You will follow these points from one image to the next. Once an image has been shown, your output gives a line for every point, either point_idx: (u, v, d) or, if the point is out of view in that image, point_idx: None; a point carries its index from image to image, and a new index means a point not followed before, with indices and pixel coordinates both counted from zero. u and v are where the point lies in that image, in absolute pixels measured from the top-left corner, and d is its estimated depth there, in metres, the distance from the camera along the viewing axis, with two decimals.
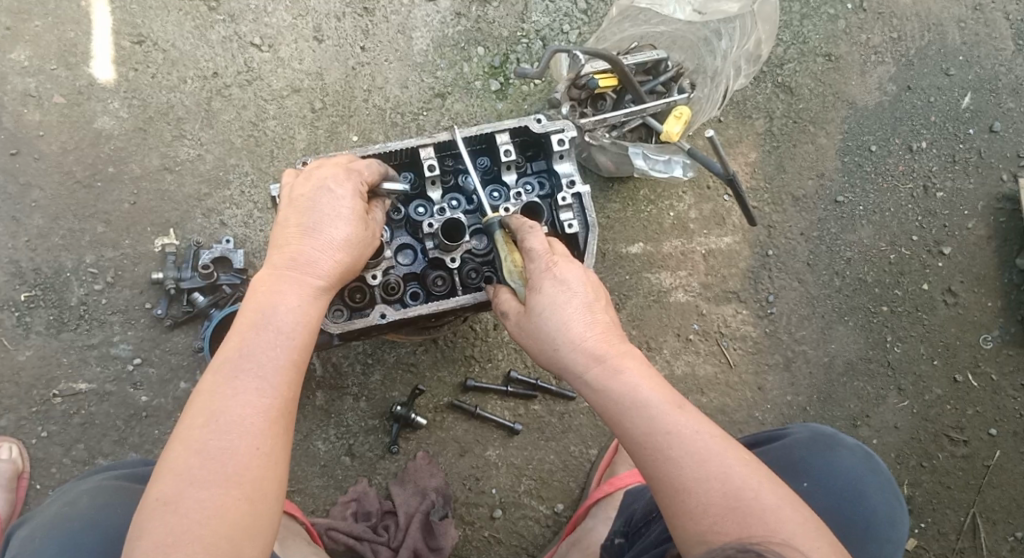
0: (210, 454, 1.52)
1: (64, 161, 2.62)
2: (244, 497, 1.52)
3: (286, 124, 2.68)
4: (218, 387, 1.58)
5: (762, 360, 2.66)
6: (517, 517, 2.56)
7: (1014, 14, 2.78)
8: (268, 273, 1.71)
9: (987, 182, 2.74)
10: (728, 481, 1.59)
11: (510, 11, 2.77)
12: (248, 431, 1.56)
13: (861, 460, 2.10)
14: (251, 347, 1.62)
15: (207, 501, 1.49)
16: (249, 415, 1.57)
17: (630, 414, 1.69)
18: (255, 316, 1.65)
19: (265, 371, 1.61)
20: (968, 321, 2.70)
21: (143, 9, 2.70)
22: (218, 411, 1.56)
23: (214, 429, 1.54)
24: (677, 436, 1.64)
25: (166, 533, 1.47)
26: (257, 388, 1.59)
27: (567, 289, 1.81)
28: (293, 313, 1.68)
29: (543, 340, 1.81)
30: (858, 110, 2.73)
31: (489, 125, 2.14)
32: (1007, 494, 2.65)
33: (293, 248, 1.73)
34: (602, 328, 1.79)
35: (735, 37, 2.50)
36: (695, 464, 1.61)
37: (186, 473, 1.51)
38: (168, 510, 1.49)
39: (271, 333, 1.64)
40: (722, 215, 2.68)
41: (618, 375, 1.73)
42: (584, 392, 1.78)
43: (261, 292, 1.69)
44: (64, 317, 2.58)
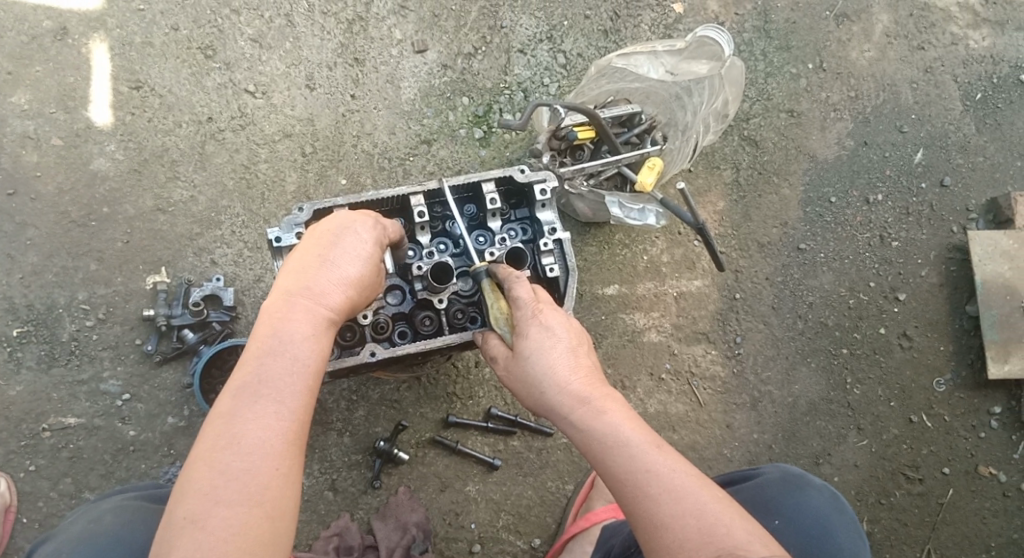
0: (232, 475, 1.60)
1: (60, 202, 2.71)
2: (265, 516, 1.60)
3: (277, 167, 2.79)
4: (238, 412, 1.66)
5: (730, 399, 2.78)
6: (495, 551, 2.64)
7: (962, 77, 2.98)
8: (285, 302, 1.79)
9: (939, 232, 2.91)
10: (703, 517, 1.68)
11: (494, 64, 2.92)
12: (268, 453, 1.64)
13: (829, 500, 2.21)
14: (269, 372, 1.71)
15: (230, 521, 1.57)
16: (268, 439, 1.65)
17: (611, 453, 1.79)
18: (274, 344, 1.74)
19: (284, 396, 1.70)
20: (922, 365, 2.86)
21: (141, 56, 2.80)
22: (238, 434, 1.64)
23: (236, 451, 1.62)
24: (655, 475, 1.74)
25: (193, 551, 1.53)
26: (275, 412, 1.68)
27: (552, 334, 1.93)
28: (310, 343, 1.76)
29: (531, 382, 1.92)
30: (818, 163, 2.91)
31: (476, 175, 2.27)
32: (960, 531, 2.78)
33: (313, 281, 1.82)
34: (585, 372, 1.91)
35: (705, 95, 2.66)
36: (672, 501, 1.71)
37: (211, 492, 1.59)
38: (193, 527, 1.56)
39: (288, 360, 1.73)
40: (692, 259, 2.82)
41: (600, 416, 1.84)
42: (568, 432, 1.88)
43: (277, 320, 1.77)
44: (55, 352, 2.65)
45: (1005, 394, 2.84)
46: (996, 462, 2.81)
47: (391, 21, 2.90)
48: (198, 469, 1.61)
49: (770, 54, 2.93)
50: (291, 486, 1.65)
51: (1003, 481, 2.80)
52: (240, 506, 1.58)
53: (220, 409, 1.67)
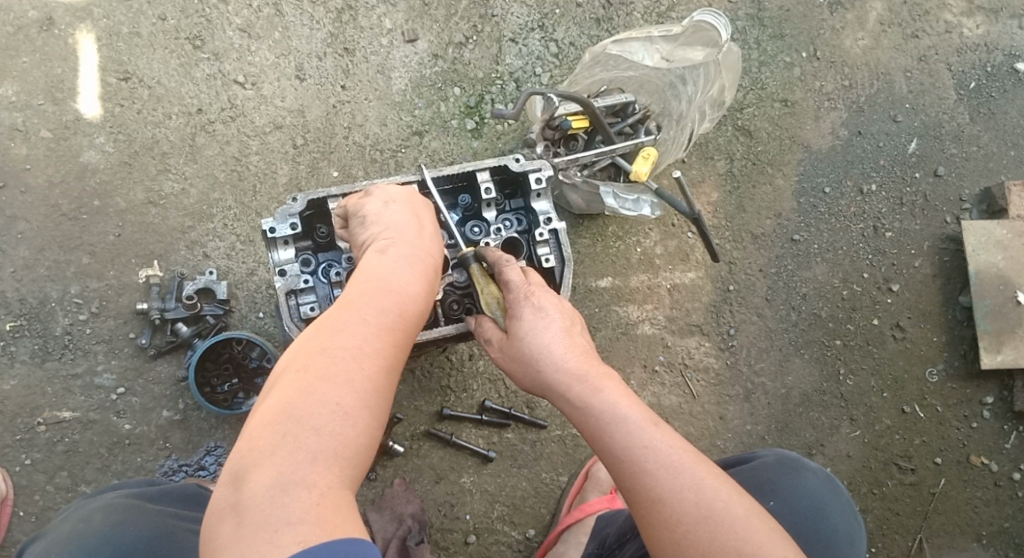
0: (331, 404, 1.49)
1: (51, 195, 2.69)
2: (355, 455, 1.48)
3: (267, 160, 2.77)
4: (335, 337, 1.56)
5: (723, 391, 2.80)
6: (490, 542, 2.66)
7: (956, 65, 2.97)
8: (382, 254, 1.76)
9: (932, 223, 2.91)
10: (700, 492, 1.67)
11: (485, 53, 2.89)
12: (365, 355, 1.56)
13: (823, 480, 2.22)
14: (368, 308, 1.62)
15: (324, 450, 1.45)
16: (365, 344, 1.57)
17: (608, 430, 1.79)
18: (377, 270, 1.71)
19: (374, 330, 1.60)
20: (915, 355, 2.87)
21: (129, 47, 2.76)
22: (337, 361, 1.53)
23: (334, 376, 1.51)
24: (652, 450, 1.73)
25: (283, 473, 1.42)
26: (373, 346, 1.58)
27: (545, 316, 1.94)
28: (409, 293, 1.70)
29: (528, 362, 1.93)
30: (812, 153, 2.90)
31: (470, 164, 2.24)
32: (951, 520, 2.81)
33: (413, 245, 1.82)
34: (580, 351, 1.92)
35: (700, 83, 2.62)
36: (668, 475, 1.69)
37: (303, 413, 1.47)
38: (278, 454, 1.44)
39: (387, 301, 1.65)
40: (685, 251, 2.82)
41: (598, 392, 1.84)
42: (567, 409, 1.89)
43: (379, 265, 1.72)
44: (49, 347, 2.65)
45: (998, 385, 2.86)
46: (988, 452, 2.84)
47: (381, 10, 2.86)
48: (292, 388, 1.50)
49: (764, 43, 2.91)
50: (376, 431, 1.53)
51: (994, 470, 2.83)
52: (338, 437, 1.47)
53: (313, 336, 1.58)
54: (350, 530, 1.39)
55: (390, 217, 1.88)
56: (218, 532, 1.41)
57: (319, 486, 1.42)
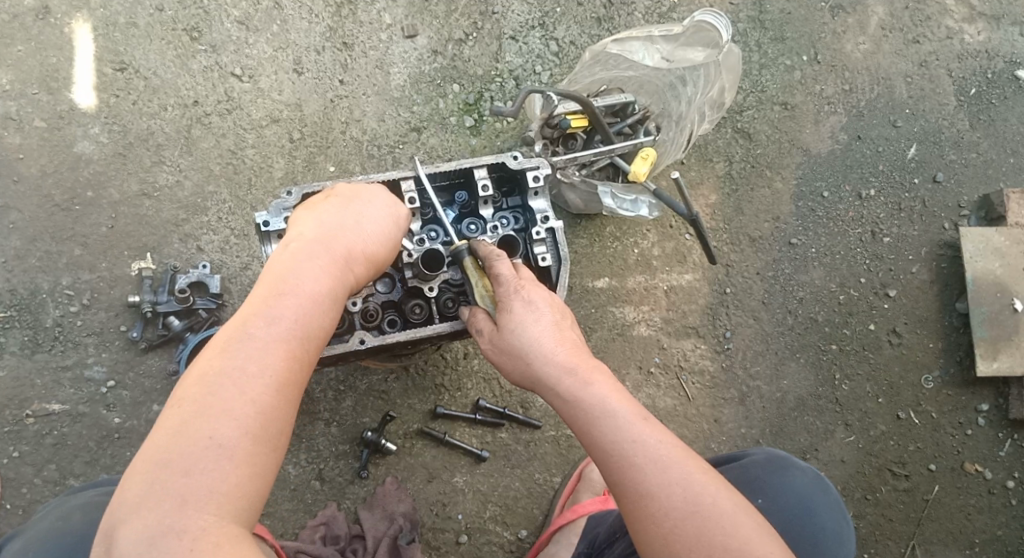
0: (205, 440, 1.49)
1: (44, 184, 2.66)
2: (241, 489, 1.50)
3: (264, 154, 2.74)
4: (219, 365, 1.55)
5: (718, 394, 2.78)
6: (482, 542, 2.64)
7: (956, 71, 2.97)
8: (285, 262, 1.70)
9: (930, 229, 2.91)
10: (689, 487, 1.66)
11: (485, 50, 2.87)
12: (249, 384, 1.55)
13: (813, 480, 2.20)
14: (256, 330, 1.59)
15: (200, 489, 1.46)
16: (250, 373, 1.55)
17: (597, 425, 1.77)
18: (278, 283, 1.66)
19: (264, 354, 1.58)
20: (911, 361, 2.87)
21: (125, 37, 2.74)
22: (219, 393, 1.53)
23: (215, 409, 1.52)
24: (641, 445, 1.72)
25: (159, 515, 1.44)
26: (262, 371, 1.56)
27: (536, 309, 1.92)
28: (306, 308, 1.65)
29: (516, 355, 1.90)
30: (811, 157, 2.89)
31: (467, 160, 2.22)
32: (945, 527, 2.80)
33: (323, 251, 1.74)
34: (570, 345, 1.90)
35: (700, 84, 2.62)
36: (657, 470, 1.69)
37: (178, 451, 1.48)
38: (156, 492, 1.46)
39: (282, 318, 1.62)
40: (683, 253, 2.81)
41: (587, 387, 1.82)
42: (555, 403, 1.86)
43: (278, 277, 1.67)
44: (38, 338, 2.62)
45: (993, 392, 2.86)
46: (982, 459, 2.83)
47: (381, 5, 2.85)
48: (171, 423, 1.51)
49: (765, 45, 2.90)
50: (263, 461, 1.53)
51: (988, 478, 2.82)
52: (214, 473, 1.48)
53: (201, 363, 1.58)
54: None
55: (310, 216, 1.81)
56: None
57: (196, 527, 1.44)
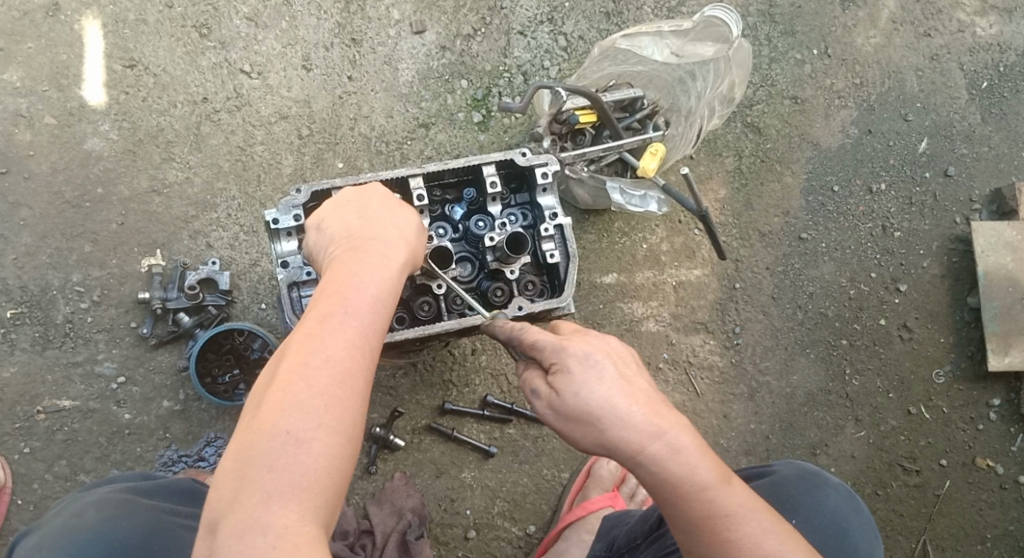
0: (283, 437, 1.43)
1: (54, 181, 2.67)
2: (322, 487, 1.43)
3: (272, 150, 2.75)
4: (289, 361, 1.50)
5: (727, 389, 2.77)
6: (490, 537, 2.65)
7: (968, 64, 2.95)
8: (337, 263, 1.65)
9: (941, 223, 2.89)
10: (779, 555, 1.61)
11: (493, 46, 2.87)
12: (317, 377, 1.48)
13: (845, 498, 2.15)
14: (324, 324, 1.54)
15: (283, 490, 1.41)
16: (317, 363, 1.49)
17: (683, 497, 1.63)
18: (331, 281, 1.61)
19: (333, 346, 1.52)
20: (922, 356, 2.85)
21: (135, 34, 2.75)
22: (299, 388, 1.47)
23: (294, 405, 1.45)
24: (730, 517, 1.62)
25: (245, 520, 1.40)
26: (328, 363, 1.50)
27: (599, 367, 1.68)
28: (362, 296, 1.59)
29: (583, 422, 1.66)
30: (821, 151, 2.87)
31: (476, 157, 2.21)
32: (955, 523, 2.78)
33: (364, 245, 1.69)
34: (643, 398, 1.66)
35: (709, 79, 2.59)
36: (756, 548, 1.61)
37: (258, 451, 1.43)
38: (243, 495, 1.42)
39: (349, 313, 1.56)
40: (692, 248, 2.79)
41: (679, 454, 1.63)
42: (630, 468, 1.66)
43: (339, 273, 1.62)
44: (49, 334, 2.63)
45: (1004, 386, 2.84)
46: (994, 454, 2.81)
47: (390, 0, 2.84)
48: (247, 426, 1.46)
49: (775, 39, 2.88)
50: (344, 455, 1.47)
51: (1000, 473, 2.80)
52: (295, 471, 1.42)
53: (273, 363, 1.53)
54: None
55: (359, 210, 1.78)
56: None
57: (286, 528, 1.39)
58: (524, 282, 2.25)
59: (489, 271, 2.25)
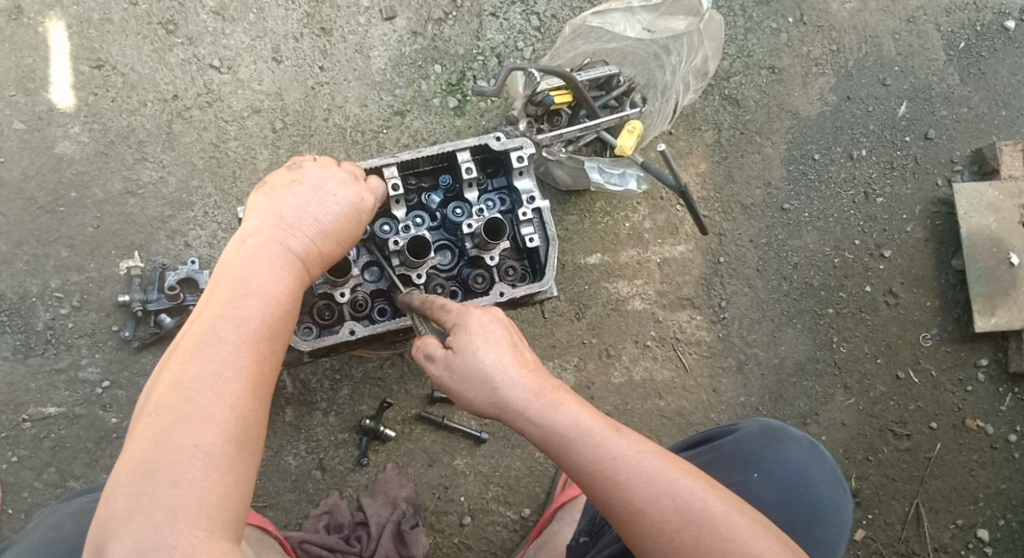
0: (188, 450, 1.48)
1: (27, 187, 2.63)
2: (227, 499, 1.48)
3: (247, 145, 2.71)
4: (193, 367, 1.53)
5: (716, 363, 2.77)
6: (485, 522, 2.64)
7: (944, 26, 2.92)
8: (248, 260, 1.68)
9: (924, 186, 2.88)
10: (678, 495, 1.65)
11: (465, 29, 2.83)
12: (222, 388, 1.53)
13: (807, 449, 2.10)
14: (224, 328, 1.57)
15: (186, 503, 1.45)
16: (222, 373, 1.54)
17: (574, 446, 1.71)
18: (236, 283, 1.64)
19: (239, 355, 1.57)
20: (909, 321, 2.84)
21: (100, 34, 2.70)
22: (202, 399, 1.51)
23: (198, 416, 1.50)
24: (622, 461, 1.68)
25: (147, 532, 1.43)
26: (234, 375, 1.55)
27: (493, 329, 1.82)
28: (271, 303, 1.64)
29: (475, 384, 1.78)
30: (800, 120, 2.86)
31: (450, 143, 2.18)
32: (948, 484, 2.79)
33: (281, 244, 1.73)
34: (530, 366, 1.80)
35: (683, 53, 2.58)
36: (644, 485, 1.66)
37: (162, 464, 1.46)
38: (144, 507, 1.44)
39: (249, 316, 1.60)
40: (674, 224, 2.78)
41: (558, 408, 1.75)
42: (524, 430, 1.77)
43: (241, 273, 1.65)
44: (30, 342, 2.60)
45: (992, 347, 2.84)
46: (983, 415, 2.82)
47: None
48: (147, 436, 1.49)
49: (750, 9, 2.85)
50: (248, 465, 1.52)
51: (990, 433, 2.81)
52: (200, 484, 1.46)
53: (168, 370, 1.55)
54: None
55: (263, 203, 1.80)
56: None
57: (188, 539, 1.42)
58: (505, 268, 2.23)
59: (469, 258, 2.23)
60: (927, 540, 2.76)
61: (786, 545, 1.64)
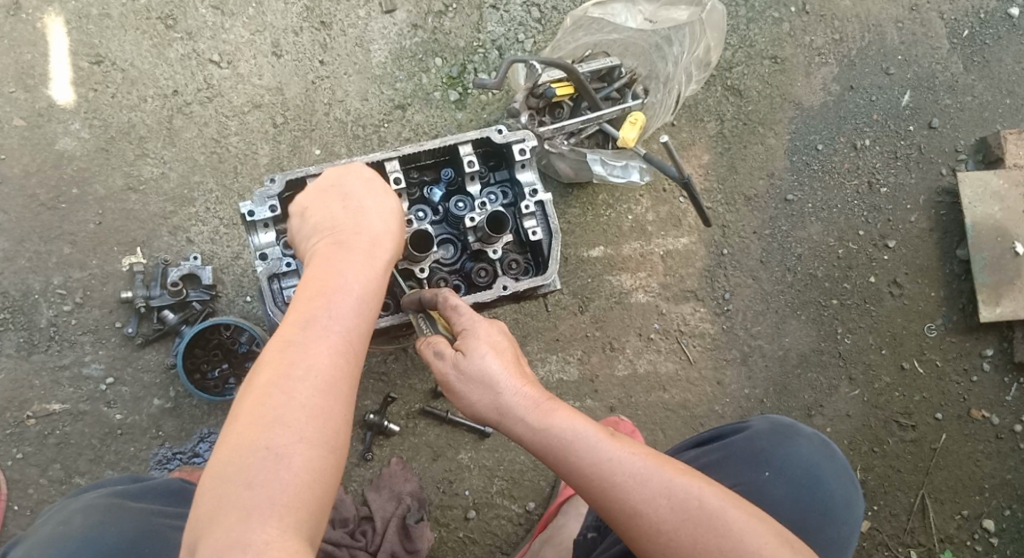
0: (268, 451, 1.44)
1: (28, 184, 2.63)
2: (308, 502, 1.44)
3: (248, 140, 2.70)
4: (290, 368, 1.50)
5: (720, 355, 2.76)
6: (490, 516, 2.64)
7: (948, 13, 2.90)
8: (324, 258, 1.64)
9: (928, 176, 2.87)
10: (673, 495, 1.65)
11: (466, 21, 2.82)
12: (304, 388, 1.49)
13: (819, 447, 2.09)
14: (308, 329, 1.54)
15: (267, 506, 1.41)
16: (304, 372, 1.50)
17: (570, 451, 1.72)
18: (321, 283, 1.60)
19: (323, 355, 1.53)
20: (914, 311, 2.83)
21: (99, 29, 2.68)
22: (281, 400, 1.47)
23: (278, 417, 1.46)
24: (616, 462, 1.68)
25: (234, 537, 1.38)
26: (316, 375, 1.51)
27: (492, 334, 1.82)
28: (350, 301, 1.59)
29: (476, 390, 1.79)
30: (804, 111, 2.84)
31: (452, 137, 2.17)
32: (954, 475, 2.79)
33: (353, 240, 1.67)
34: (524, 374, 1.81)
35: (685, 44, 2.57)
36: (638, 486, 1.66)
37: (242, 467, 1.43)
38: (227, 512, 1.41)
39: (332, 315, 1.56)
40: (678, 216, 2.76)
41: (551, 413, 1.76)
42: (521, 437, 1.77)
43: (322, 273, 1.61)
44: (34, 339, 2.60)
45: (997, 337, 2.83)
46: (989, 405, 2.81)
47: None
48: (234, 439, 1.46)
49: None
50: (330, 467, 1.48)
51: (995, 423, 2.81)
52: (281, 487, 1.43)
53: (259, 372, 1.52)
54: None
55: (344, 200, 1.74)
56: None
57: (270, 542, 1.38)
58: (507, 262, 2.20)
59: (472, 252, 2.22)
60: (933, 530, 2.76)
61: (786, 541, 1.63)
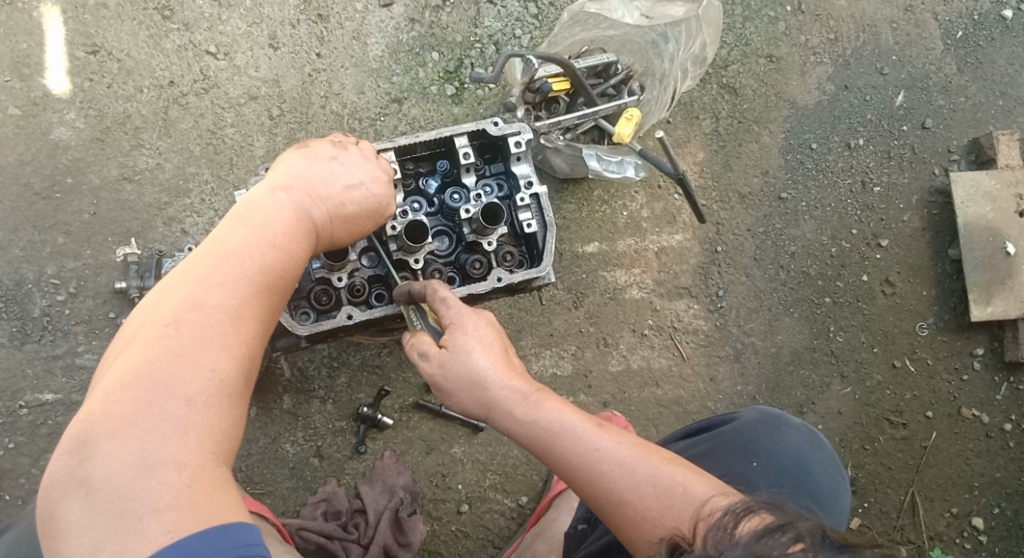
0: (194, 372, 1.46)
1: (22, 173, 2.61)
2: (226, 432, 1.47)
3: (244, 132, 2.70)
4: (207, 294, 1.53)
5: (713, 352, 2.78)
6: (483, 510, 2.65)
7: (942, 14, 2.92)
8: (271, 208, 1.70)
9: (921, 175, 2.89)
10: (658, 482, 1.67)
11: (463, 16, 2.82)
12: (234, 323, 1.53)
13: (806, 438, 2.10)
14: (244, 266, 1.59)
15: (188, 424, 1.42)
16: (236, 307, 1.55)
17: (558, 441, 1.76)
18: (262, 229, 1.65)
19: (256, 298, 1.58)
20: (906, 310, 2.85)
21: (96, 19, 2.68)
22: (214, 327, 1.51)
23: (208, 344, 1.49)
24: (603, 452, 1.72)
25: (142, 446, 1.38)
26: (248, 314, 1.56)
27: (480, 329, 1.82)
28: (288, 255, 1.67)
29: (467, 384, 1.81)
30: (798, 110, 2.86)
31: (448, 128, 2.17)
32: (943, 473, 2.81)
33: (305, 207, 1.75)
34: (513, 367, 1.85)
35: (681, 41, 2.60)
36: (625, 475, 1.69)
37: (165, 380, 1.43)
38: (139, 422, 1.40)
39: (267, 259, 1.62)
40: (672, 213, 2.78)
41: (541, 405, 1.80)
42: (512, 430, 1.81)
43: (268, 221, 1.67)
44: (27, 329, 2.59)
45: (988, 336, 2.86)
46: (979, 403, 2.83)
47: None
48: (153, 351, 1.45)
49: None
50: (245, 406, 1.52)
51: (985, 422, 2.83)
52: (202, 408, 1.45)
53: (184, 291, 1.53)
54: (228, 513, 1.38)
55: (295, 163, 1.82)
56: (62, 506, 1.35)
57: (192, 465, 1.40)
58: (502, 254, 2.23)
59: (467, 244, 2.23)
60: (922, 528, 2.78)
61: None
